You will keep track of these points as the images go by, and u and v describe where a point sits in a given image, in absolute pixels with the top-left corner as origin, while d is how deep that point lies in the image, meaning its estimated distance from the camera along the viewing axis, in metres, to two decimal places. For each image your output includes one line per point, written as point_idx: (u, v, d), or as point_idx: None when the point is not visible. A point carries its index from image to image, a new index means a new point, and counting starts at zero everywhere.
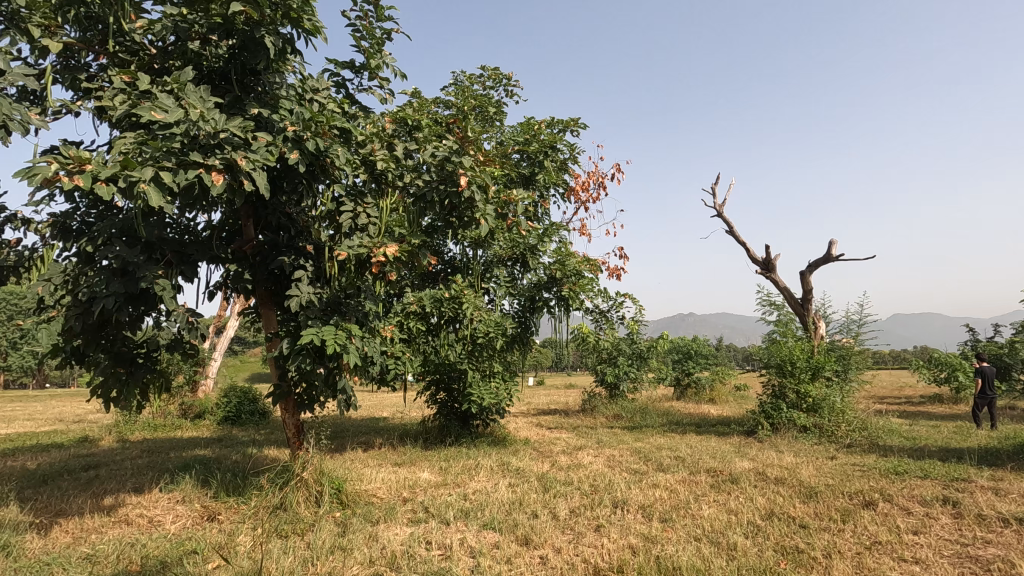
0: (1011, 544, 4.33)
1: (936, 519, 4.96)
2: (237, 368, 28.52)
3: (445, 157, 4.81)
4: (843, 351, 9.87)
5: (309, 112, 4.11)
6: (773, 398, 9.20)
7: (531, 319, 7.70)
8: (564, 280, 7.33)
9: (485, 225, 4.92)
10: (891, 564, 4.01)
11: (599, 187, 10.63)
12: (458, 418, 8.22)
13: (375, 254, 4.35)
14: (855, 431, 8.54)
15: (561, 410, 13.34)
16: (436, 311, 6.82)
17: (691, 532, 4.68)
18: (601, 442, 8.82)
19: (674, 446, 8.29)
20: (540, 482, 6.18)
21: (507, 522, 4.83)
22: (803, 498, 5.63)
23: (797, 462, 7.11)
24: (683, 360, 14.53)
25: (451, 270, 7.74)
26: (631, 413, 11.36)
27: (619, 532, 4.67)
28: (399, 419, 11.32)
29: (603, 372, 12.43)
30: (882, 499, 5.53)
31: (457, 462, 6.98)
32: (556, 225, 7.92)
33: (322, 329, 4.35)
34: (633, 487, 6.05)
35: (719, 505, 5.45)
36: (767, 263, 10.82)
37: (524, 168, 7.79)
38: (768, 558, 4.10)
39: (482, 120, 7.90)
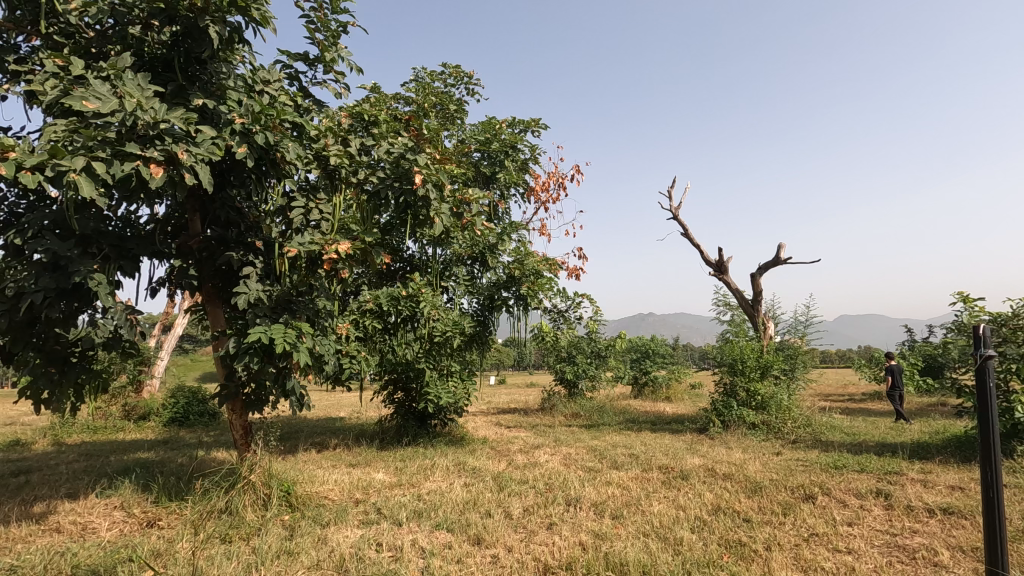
0: (935, 533, 4.60)
1: (869, 511, 5.23)
2: (187, 367, 27.45)
3: (400, 154, 4.76)
4: (791, 351, 10.25)
5: (258, 104, 3.97)
6: (725, 396, 9.48)
7: (490, 317, 7.78)
8: (523, 280, 7.35)
9: (441, 224, 4.85)
10: (825, 555, 4.20)
11: (559, 188, 10.77)
12: (416, 418, 8.14)
13: (327, 251, 4.23)
14: (800, 427, 8.89)
15: (521, 409, 13.39)
16: (393, 309, 6.72)
17: (640, 528, 4.77)
18: (558, 440, 8.90)
19: (629, 443, 8.45)
20: (495, 481, 6.19)
21: (460, 522, 4.81)
22: (748, 493, 5.82)
23: (744, 458, 7.35)
24: (641, 359, 14.82)
25: (410, 268, 7.68)
26: (589, 411, 11.50)
27: (570, 530, 4.72)
28: (355, 419, 11.13)
29: (563, 371, 12.54)
30: (821, 492, 5.79)
31: (414, 462, 6.91)
32: (515, 225, 7.95)
33: (270, 328, 4.21)
34: (587, 485, 6.12)
35: (668, 501, 5.58)
36: (720, 265, 11.15)
37: (484, 168, 7.79)
38: (712, 551, 4.23)
39: (443, 117, 7.84)
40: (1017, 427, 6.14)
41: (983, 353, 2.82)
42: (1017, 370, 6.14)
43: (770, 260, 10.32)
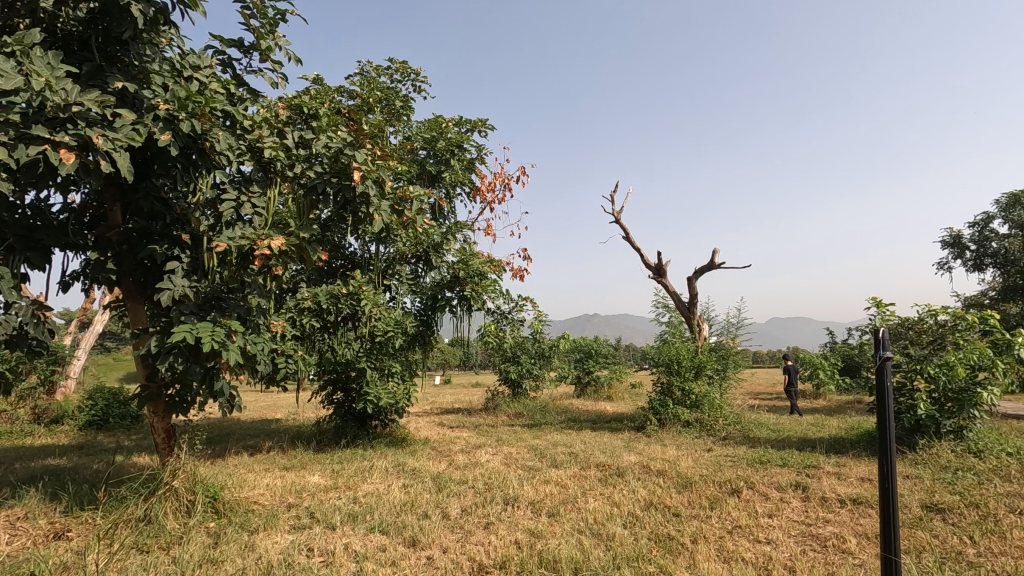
0: (845, 522, 4.94)
1: (788, 503, 5.55)
2: (109, 366, 25.68)
3: (339, 148, 4.63)
4: (723, 351, 10.71)
5: (186, 91, 3.77)
6: (662, 395, 9.79)
7: (433, 318, 7.58)
8: (467, 280, 7.31)
9: (381, 221, 4.73)
10: (746, 546, 4.42)
11: (504, 189, 10.87)
12: (355, 419, 7.94)
13: (258, 246, 4.04)
14: (730, 424, 9.31)
15: (465, 409, 13.34)
16: (332, 307, 6.52)
17: (575, 525, 4.87)
18: (500, 440, 8.93)
19: (570, 442, 8.59)
20: (434, 482, 6.14)
21: (396, 524, 4.75)
22: (679, 488, 6.06)
23: (678, 454, 7.63)
24: (584, 360, 15.09)
25: (351, 265, 7.50)
26: (532, 411, 11.61)
27: (507, 529, 4.76)
28: (292, 421, 10.74)
29: (507, 371, 12.57)
30: (746, 486, 6.10)
31: (351, 464, 6.75)
32: (460, 225, 7.92)
33: (197, 326, 4.00)
34: (525, 483, 6.17)
35: (604, 498, 5.72)
36: (659, 269, 11.51)
37: (430, 166, 7.71)
38: (641, 546, 4.37)
39: (388, 113, 7.70)
40: (919, 423, 6.67)
41: (882, 355, 3.02)
42: (920, 370, 6.67)
43: (705, 264, 10.76)
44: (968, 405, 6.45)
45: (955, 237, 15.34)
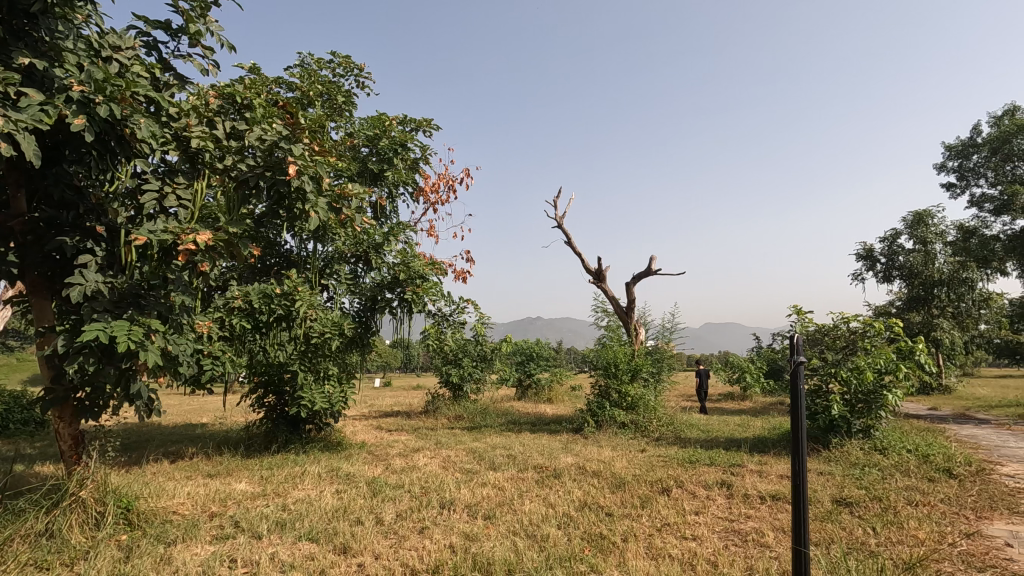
0: (764, 517, 5.23)
1: (714, 500, 5.81)
2: (11, 368, 23.50)
3: (274, 142, 4.43)
4: (658, 355, 11.08)
5: (104, 72, 3.51)
6: (599, 397, 10.01)
7: (372, 320, 7.40)
8: (408, 282, 7.17)
9: (317, 219, 4.54)
10: (673, 543, 4.59)
11: (448, 190, 10.82)
12: (288, 423, 7.63)
13: (182, 240, 3.78)
14: (663, 425, 9.65)
15: (404, 412, 13.12)
16: (264, 307, 6.15)
17: (510, 527, 4.88)
18: (439, 443, 8.84)
19: (509, 444, 8.61)
20: (368, 487, 6.00)
21: (327, 531, 4.61)
22: (613, 488, 6.21)
23: (613, 455, 7.83)
24: (526, 362, 15.20)
25: (285, 264, 7.21)
26: (472, 413, 11.59)
27: (441, 533, 4.72)
28: (220, 425, 10.21)
29: (448, 373, 12.45)
30: (675, 485, 6.33)
31: (282, 470, 6.48)
32: (402, 226, 7.79)
33: (111, 324, 3.72)
34: (462, 486, 6.14)
35: (539, 500, 5.78)
36: (599, 274, 11.79)
37: (372, 164, 7.53)
38: (574, 546, 4.44)
39: (330, 107, 7.47)
40: (833, 423, 7.14)
41: (796, 359, 3.16)
42: (835, 374, 7.18)
43: (643, 270, 11.11)
44: (875, 406, 6.98)
45: (867, 250, 16.59)
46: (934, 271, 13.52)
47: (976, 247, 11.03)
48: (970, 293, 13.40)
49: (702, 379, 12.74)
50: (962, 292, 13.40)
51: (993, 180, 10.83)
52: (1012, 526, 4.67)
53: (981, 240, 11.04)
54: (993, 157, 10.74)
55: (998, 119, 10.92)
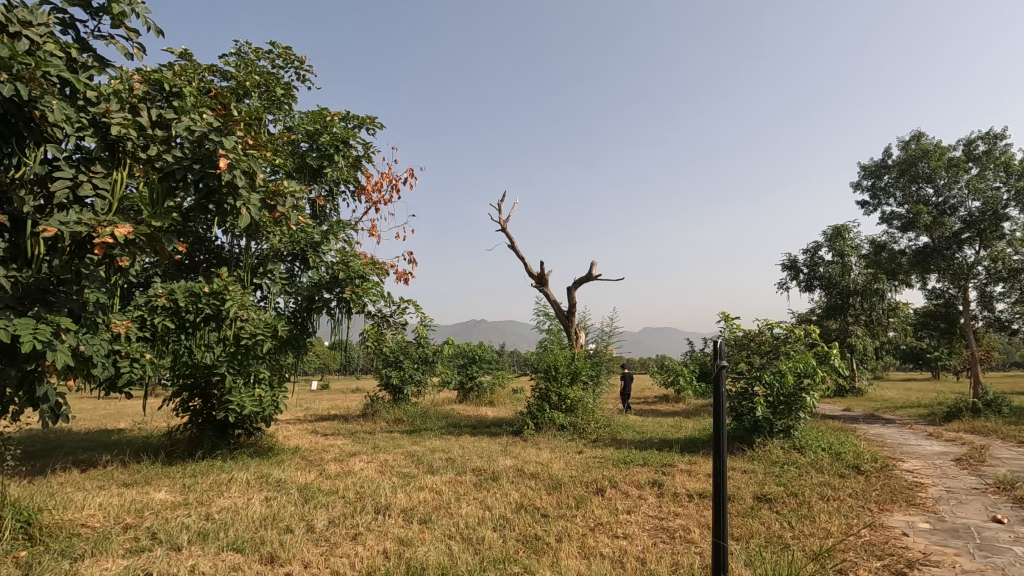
0: (692, 514, 5.47)
1: (646, 499, 6.02)
2: None
3: (203, 133, 4.21)
4: (597, 358, 11.34)
5: (10, 48, 3.22)
6: (539, 400, 10.11)
7: (309, 321, 7.12)
8: (347, 282, 6.98)
9: (250, 215, 4.34)
10: (605, 541, 4.71)
11: (392, 190, 10.64)
12: (215, 429, 7.24)
13: (98, 233, 3.50)
14: (600, 427, 9.91)
15: (341, 415, 12.77)
16: (191, 307, 5.78)
17: (446, 531, 4.86)
18: (377, 447, 8.67)
19: (448, 448, 8.56)
20: (300, 494, 5.81)
21: (255, 540, 4.43)
22: (549, 490, 6.30)
23: (551, 457, 7.94)
24: (468, 365, 15.14)
25: (216, 261, 6.89)
26: (412, 417, 11.43)
27: (375, 538, 4.64)
28: (140, 430, 9.58)
29: (388, 375, 12.23)
30: (610, 485, 6.51)
31: (207, 477, 6.17)
32: (342, 225, 7.61)
33: (14, 323, 3.42)
34: (398, 491, 6.06)
35: (476, 503, 5.78)
36: (541, 278, 11.95)
37: (312, 160, 7.29)
38: (509, 547, 4.49)
39: (268, 100, 7.19)
40: (757, 423, 7.57)
41: (718, 363, 3.28)
42: (759, 377, 7.62)
43: (585, 275, 11.35)
44: (794, 407, 7.46)
45: (792, 261, 17.68)
46: (850, 281, 14.57)
47: (886, 260, 12.02)
48: (880, 303, 14.55)
49: (626, 384, 13.16)
50: (874, 302, 14.48)
51: (901, 199, 11.78)
52: (909, 517, 5.10)
53: (891, 254, 11.97)
54: (901, 178, 11.68)
55: (906, 143, 11.90)
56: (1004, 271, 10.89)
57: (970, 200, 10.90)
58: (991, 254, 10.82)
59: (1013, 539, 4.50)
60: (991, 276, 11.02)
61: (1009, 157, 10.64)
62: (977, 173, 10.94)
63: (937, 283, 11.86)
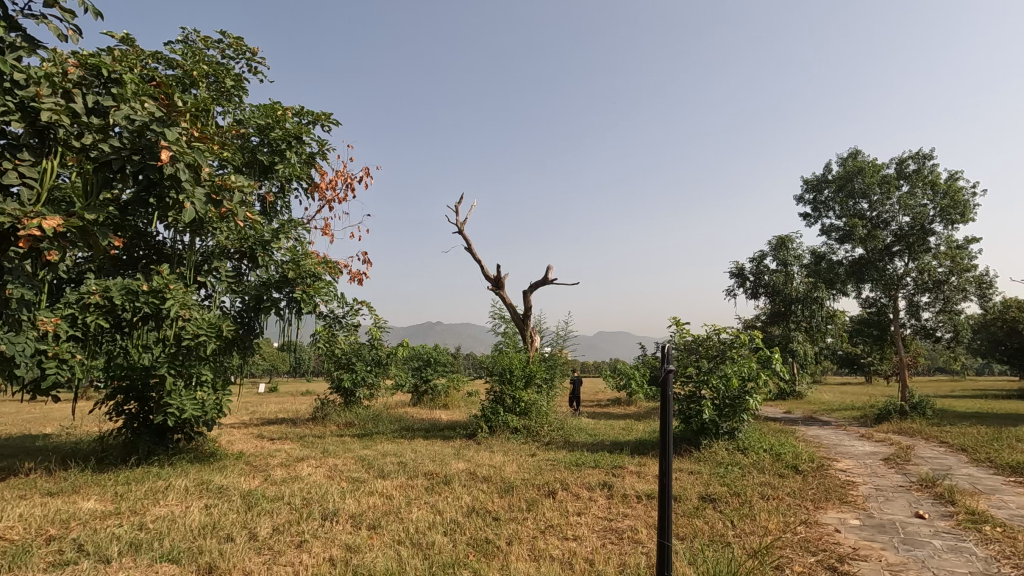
0: (639, 515, 5.59)
1: (596, 501, 6.11)
2: None
3: (144, 123, 4.00)
4: (552, 361, 11.44)
5: None
6: (493, 403, 10.10)
7: (256, 321, 6.86)
8: (297, 282, 6.77)
9: (194, 211, 4.14)
10: (555, 544, 4.75)
11: (347, 189, 10.43)
12: (152, 433, 6.88)
13: (23, 225, 3.26)
14: (553, 430, 9.99)
15: (289, 419, 12.39)
16: (128, 306, 5.47)
17: (395, 536, 4.78)
18: (326, 451, 8.45)
19: (400, 452, 8.43)
20: (243, 501, 5.59)
21: (192, 550, 4.22)
22: (501, 493, 6.30)
23: (504, 460, 7.94)
24: (422, 367, 14.97)
25: (157, 258, 6.56)
26: (364, 420, 11.20)
27: (321, 546, 4.51)
28: (68, 436, 8.99)
29: (339, 378, 11.95)
30: (561, 487, 6.57)
31: (142, 485, 5.85)
32: (294, 223, 7.39)
33: None
34: (347, 496, 5.92)
35: (427, 507, 5.71)
36: (497, 281, 11.95)
37: (262, 155, 7.05)
38: (459, 552, 4.46)
39: (216, 91, 6.90)
40: (704, 426, 7.82)
41: (666, 367, 3.32)
42: (706, 381, 7.87)
43: (540, 279, 11.43)
44: (738, 410, 7.74)
45: (739, 268, 18.37)
46: (791, 290, 15.25)
47: (825, 270, 12.63)
48: (819, 310, 15.30)
49: (578, 386, 13.35)
50: (813, 309, 15.21)
51: (838, 213, 12.44)
52: (841, 514, 5.38)
53: (829, 264, 12.60)
54: (839, 193, 12.33)
55: (844, 160, 12.56)
56: (930, 282, 11.67)
57: (901, 215, 11.63)
58: (919, 266, 11.58)
59: (933, 533, 4.82)
60: (918, 287, 11.79)
61: (935, 176, 11.41)
62: (907, 190, 11.69)
63: (870, 293, 12.57)
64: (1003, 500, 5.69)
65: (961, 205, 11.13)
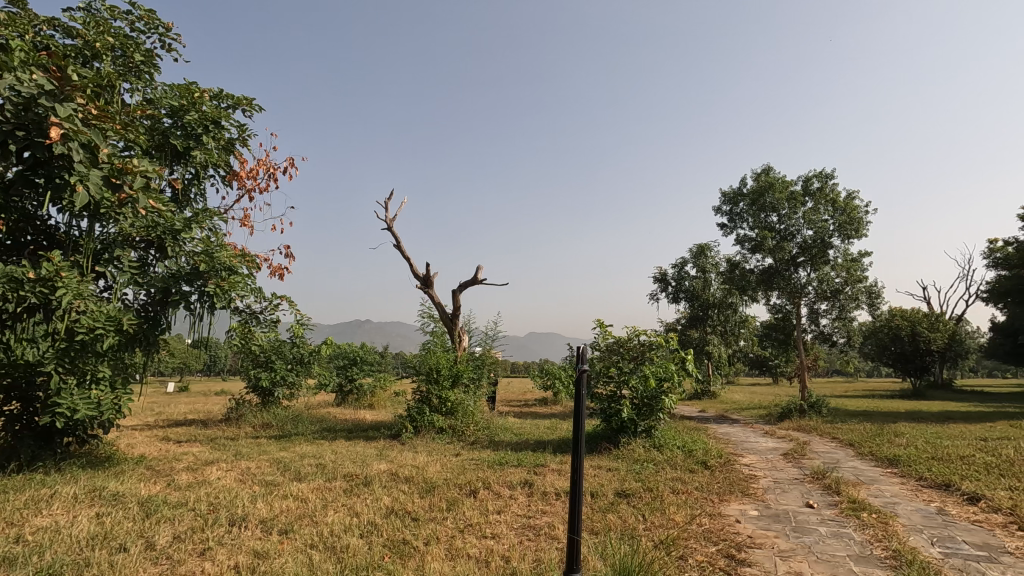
0: (557, 512, 5.72)
1: (516, 499, 6.20)
2: None
3: (31, 95, 3.62)
4: (480, 361, 11.46)
5: None
6: (419, 403, 9.98)
7: (163, 315, 6.37)
8: (210, 274, 6.34)
9: (86, 195, 3.81)
10: (473, 543, 4.77)
11: (269, 178, 9.97)
12: (36, 437, 6.24)
13: None
14: (479, 430, 10.02)
15: (200, 421, 11.67)
16: (10, 295, 4.88)
17: (307, 540, 4.63)
18: (238, 454, 8.03)
19: (319, 453, 8.15)
20: (140, 508, 5.20)
21: (76, 563, 3.88)
22: (422, 493, 6.25)
23: (427, 460, 7.87)
24: (348, 366, 14.55)
25: (48, 243, 5.94)
26: (282, 421, 10.74)
27: (226, 553, 4.29)
28: None
29: (257, 377, 11.38)
30: (482, 486, 6.61)
31: (22, 493, 5.31)
32: (209, 213, 6.98)
33: None
34: (258, 500, 5.65)
35: (344, 509, 5.57)
36: (426, 279, 11.83)
37: (175, 137, 6.54)
38: (374, 554, 4.38)
39: (123, 66, 6.36)
40: (623, 424, 8.11)
41: (580, 367, 3.01)
42: (626, 381, 8.17)
43: (470, 279, 11.42)
44: (655, 409, 8.09)
45: (662, 274, 19.23)
46: (709, 295, 16.17)
47: (738, 277, 13.45)
48: (733, 315, 16.29)
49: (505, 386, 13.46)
50: (727, 314, 16.19)
51: (751, 224, 13.29)
52: (742, 505, 5.77)
53: (742, 272, 13.43)
54: (753, 206, 13.19)
55: (758, 175, 13.44)
56: (828, 291, 12.71)
57: (805, 229, 12.61)
58: (819, 276, 12.61)
59: (820, 520, 5.26)
60: (818, 295, 12.81)
61: (836, 195, 12.44)
62: (812, 206, 12.67)
63: (777, 300, 13.53)
64: (879, 489, 6.32)
65: (855, 221, 12.22)
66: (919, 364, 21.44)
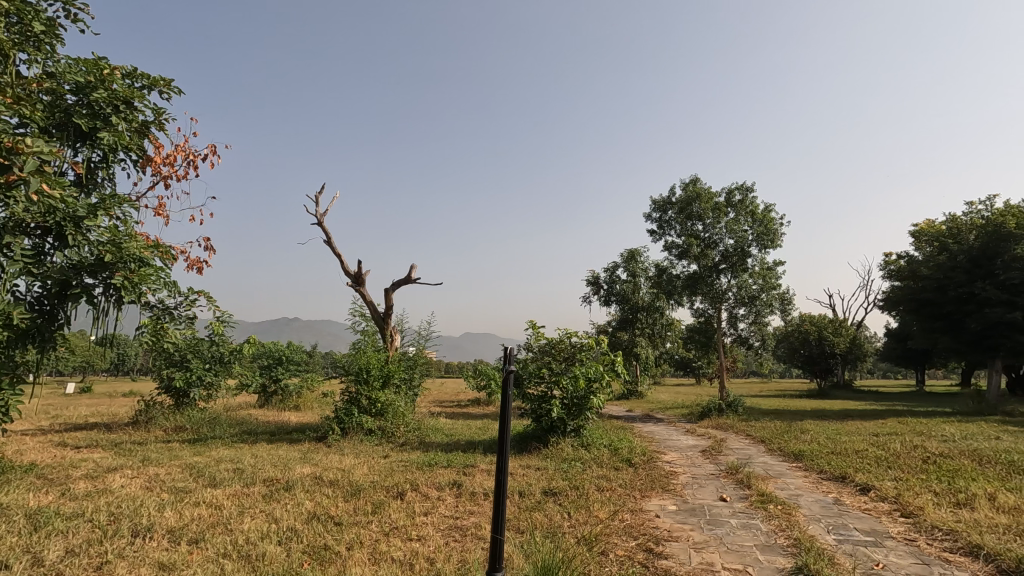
0: (485, 512, 5.74)
1: (444, 500, 6.16)
2: None
3: None
4: (412, 361, 11.29)
5: None
6: (347, 404, 9.69)
7: (60, 310, 5.84)
8: (118, 266, 5.82)
9: None
10: (398, 546, 4.69)
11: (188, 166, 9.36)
12: None
13: None
14: (409, 431, 9.86)
15: (103, 424, 10.76)
16: None
17: (220, 550, 4.38)
18: (146, 459, 7.47)
19: (237, 457, 7.72)
20: (28, 521, 4.72)
21: None
22: (346, 497, 6.08)
23: (354, 463, 7.66)
24: (272, 366, 13.90)
25: None
26: (198, 424, 10.11)
27: (128, 566, 3.98)
28: None
29: (170, 377, 10.63)
30: (410, 488, 6.52)
31: None
32: (118, 200, 6.45)
33: None
34: (167, 509, 5.29)
35: (263, 516, 5.32)
36: (357, 277, 11.51)
37: (80, 116, 6.01)
38: (293, 561, 4.22)
39: (20, 35, 5.78)
40: (553, 424, 8.24)
41: (509, 368, 3.01)
42: (557, 382, 8.30)
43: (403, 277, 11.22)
44: (584, 409, 8.27)
45: (595, 278, 19.74)
46: (638, 298, 16.79)
47: (665, 282, 14.01)
48: (660, 319, 16.96)
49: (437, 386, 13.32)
50: (655, 317, 16.85)
51: (679, 231, 13.89)
52: (662, 501, 6.02)
53: (670, 277, 14.00)
54: (680, 214, 13.80)
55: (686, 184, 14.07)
56: (746, 296, 13.50)
57: (726, 238, 13.34)
58: (738, 283, 13.37)
59: (732, 513, 5.58)
60: (737, 300, 13.58)
61: (755, 207, 13.25)
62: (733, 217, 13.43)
63: (700, 305, 14.22)
64: (785, 483, 6.79)
65: (771, 233, 13.06)
66: (824, 366, 23.17)
